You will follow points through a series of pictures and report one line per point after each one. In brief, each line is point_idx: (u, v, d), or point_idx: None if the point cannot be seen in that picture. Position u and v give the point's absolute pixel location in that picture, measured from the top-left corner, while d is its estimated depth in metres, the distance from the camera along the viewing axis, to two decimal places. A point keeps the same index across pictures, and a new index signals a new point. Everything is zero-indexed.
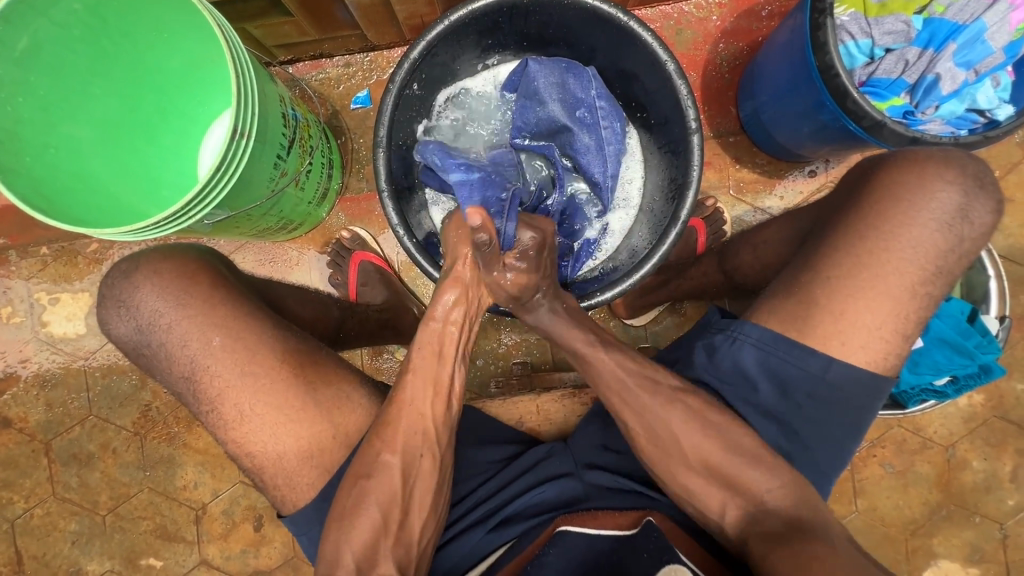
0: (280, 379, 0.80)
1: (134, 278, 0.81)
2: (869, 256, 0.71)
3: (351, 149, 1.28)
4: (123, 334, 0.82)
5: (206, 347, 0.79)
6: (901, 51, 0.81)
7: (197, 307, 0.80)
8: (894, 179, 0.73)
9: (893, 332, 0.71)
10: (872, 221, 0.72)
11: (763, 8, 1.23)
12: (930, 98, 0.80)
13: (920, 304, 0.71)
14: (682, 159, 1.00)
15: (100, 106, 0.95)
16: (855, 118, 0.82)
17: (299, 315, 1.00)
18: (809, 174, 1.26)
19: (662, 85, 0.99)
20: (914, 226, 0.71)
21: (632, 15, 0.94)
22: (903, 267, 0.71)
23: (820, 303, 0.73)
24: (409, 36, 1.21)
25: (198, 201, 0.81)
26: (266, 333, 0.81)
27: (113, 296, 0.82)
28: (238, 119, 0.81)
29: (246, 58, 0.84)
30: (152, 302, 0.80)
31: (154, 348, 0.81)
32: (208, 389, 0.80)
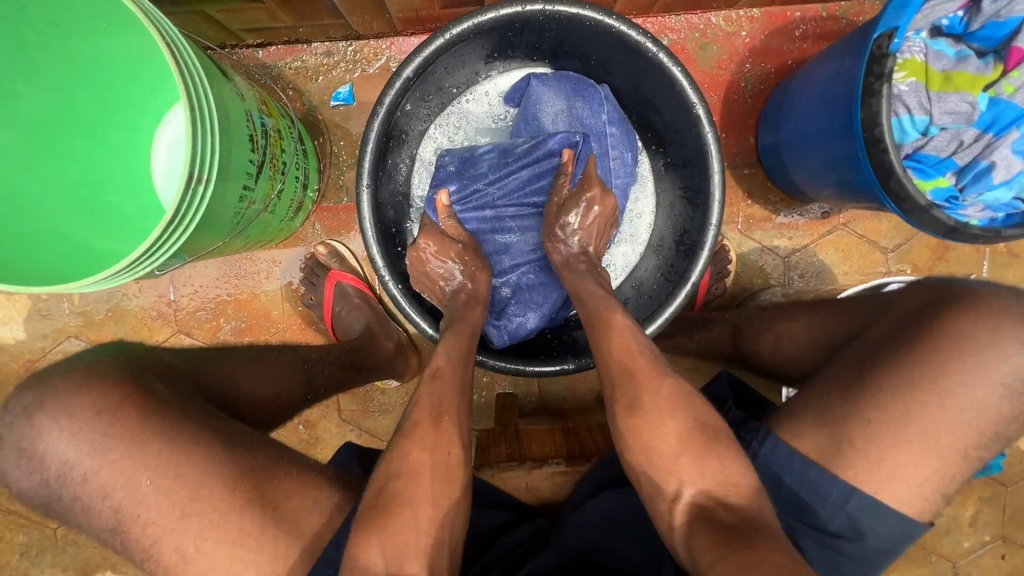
0: (227, 512, 0.66)
1: (37, 420, 0.68)
2: (921, 409, 0.62)
3: (330, 152, 1.13)
4: (28, 490, 0.70)
5: (135, 494, 0.67)
6: (957, 129, 0.73)
7: (118, 448, 0.67)
8: (962, 328, 0.63)
9: (934, 492, 0.64)
10: (931, 371, 0.63)
11: (797, 27, 1.11)
12: (979, 186, 0.73)
13: (969, 468, 0.63)
14: (699, 212, 0.90)
15: (29, 109, 0.81)
16: (896, 198, 0.74)
17: (256, 399, 0.85)
18: (821, 215, 1.19)
19: (686, 127, 0.88)
20: (978, 386, 0.62)
21: (662, 46, 0.82)
22: (959, 429, 0.62)
23: (855, 446, 0.64)
24: (400, 27, 1.05)
25: (149, 259, 0.68)
26: (207, 461, 0.68)
27: (12, 444, 0.69)
28: (194, 163, 0.67)
29: (200, 80, 0.69)
30: (62, 452, 0.67)
31: (65, 503, 0.69)
32: (140, 539, 0.67)
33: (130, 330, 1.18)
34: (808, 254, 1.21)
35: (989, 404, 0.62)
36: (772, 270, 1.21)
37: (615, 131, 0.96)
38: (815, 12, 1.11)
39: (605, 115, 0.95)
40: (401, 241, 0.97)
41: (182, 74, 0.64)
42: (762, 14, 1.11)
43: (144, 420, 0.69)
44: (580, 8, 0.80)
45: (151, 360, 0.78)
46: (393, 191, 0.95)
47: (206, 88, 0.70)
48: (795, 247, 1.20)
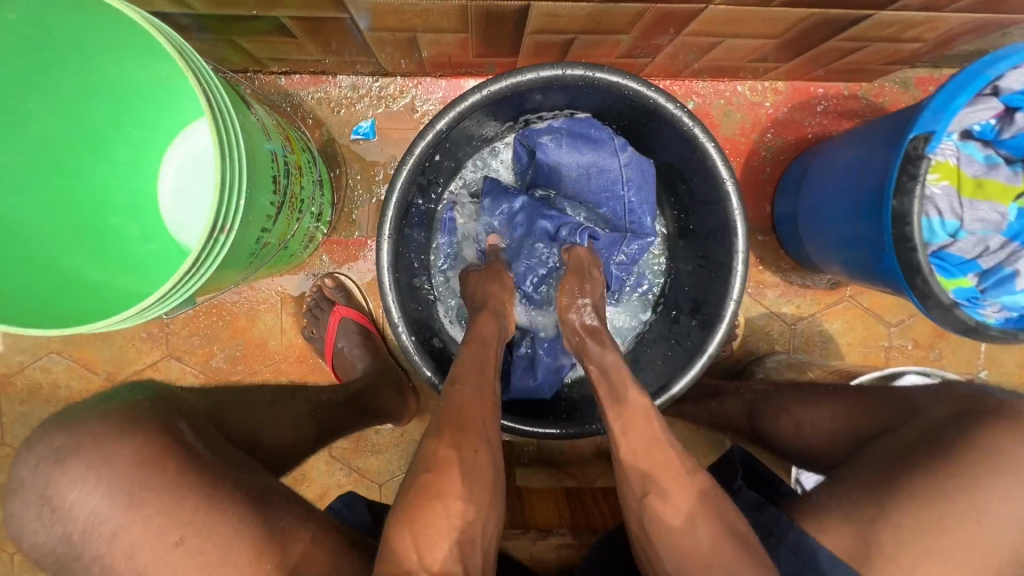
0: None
1: (68, 470, 0.62)
2: (956, 521, 0.56)
3: (345, 185, 1.11)
4: (42, 548, 0.63)
5: (162, 558, 0.60)
6: (984, 236, 0.73)
7: (156, 504, 0.61)
8: (991, 443, 0.57)
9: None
10: (967, 490, 0.56)
11: (819, 103, 1.13)
12: (1000, 291, 0.74)
13: None
14: (719, 284, 0.90)
15: (35, 125, 0.75)
16: (919, 295, 0.75)
17: (271, 443, 0.83)
18: (829, 286, 1.20)
19: (712, 200, 0.88)
20: (1018, 505, 0.55)
21: (697, 121, 0.82)
22: (996, 546, 0.55)
23: (885, 550, 0.57)
24: (431, 70, 1.03)
25: (162, 301, 0.65)
26: (242, 518, 0.63)
27: (35, 490, 0.62)
28: (218, 213, 0.65)
29: (234, 127, 0.68)
30: (90, 505, 0.61)
31: (84, 563, 0.62)
32: None
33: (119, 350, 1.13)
34: (815, 323, 1.21)
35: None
36: (779, 335, 1.21)
37: (631, 191, 0.93)
38: (837, 89, 1.13)
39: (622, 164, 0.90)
40: (416, 298, 0.96)
41: (214, 120, 0.62)
42: (786, 87, 1.13)
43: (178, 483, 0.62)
44: (622, 77, 0.80)
45: (176, 393, 0.75)
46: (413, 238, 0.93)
47: (238, 129, 0.69)
48: (802, 316, 1.21)
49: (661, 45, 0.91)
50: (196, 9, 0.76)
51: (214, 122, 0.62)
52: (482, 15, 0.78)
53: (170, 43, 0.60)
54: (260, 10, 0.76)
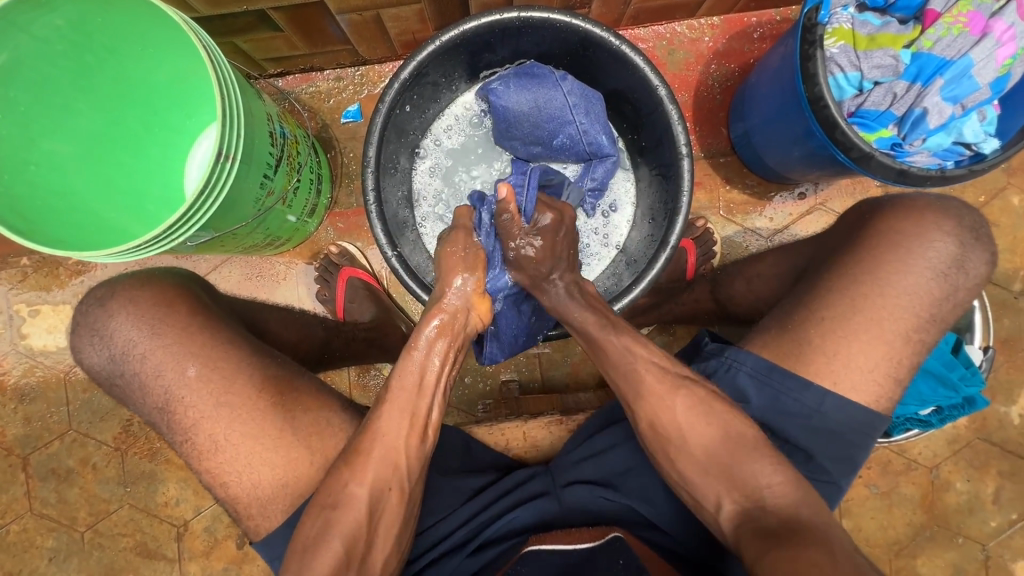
0: (255, 411, 0.78)
1: (108, 307, 0.80)
2: (863, 300, 0.70)
3: (340, 163, 1.26)
4: (96, 364, 0.81)
5: (181, 378, 0.78)
6: (889, 84, 0.81)
7: (174, 336, 0.79)
8: (890, 227, 0.73)
9: (886, 378, 0.70)
10: (871, 268, 0.71)
11: (755, 30, 1.24)
12: (918, 131, 0.81)
13: (914, 351, 0.70)
14: (672, 183, 0.99)
15: (83, 121, 0.94)
16: (844, 149, 0.82)
17: (281, 335, 1.04)
18: (798, 196, 1.26)
19: (653, 110, 0.99)
20: (908, 272, 0.70)
21: (623, 39, 0.94)
22: (899, 313, 0.70)
23: (813, 343, 0.72)
24: (401, 52, 1.20)
25: (181, 223, 0.79)
26: (245, 360, 0.81)
27: (88, 325, 0.81)
28: (223, 142, 0.79)
29: (231, 78, 0.81)
30: (126, 332, 0.79)
31: (127, 379, 0.80)
32: (182, 419, 0.78)
33: None
34: (791, 234, 1.27)
35: (923, 289, 0.70)
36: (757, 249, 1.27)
37: (581, 116, 1.03)
38: (769, 16, 1.24)
39: (566, 92, 1.01)
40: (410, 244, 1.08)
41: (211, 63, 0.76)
42: (722, 21, 1.24)
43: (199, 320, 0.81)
44: (550, 12, 0.93)
45: (203, 280, 0.91)
46: (398, 187, 1.06)
47: (236, 86, 0.83)
48: (777, 228, 1.27)
49: None
50: (199, 11, 0.94)
51: (214, 72, 0.77)
52: None
53: (179, 17, 0.77)
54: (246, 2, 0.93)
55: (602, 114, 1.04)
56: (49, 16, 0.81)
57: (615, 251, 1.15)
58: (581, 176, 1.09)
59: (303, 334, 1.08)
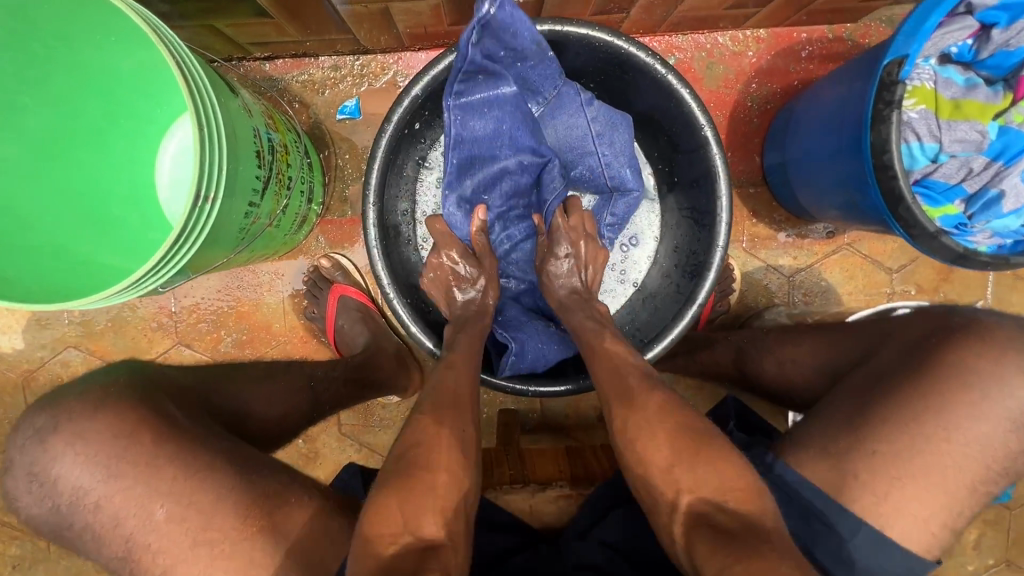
0: (238, 543, 0.66)
1: (49, 444, 0.67)
2: (927, 441, 0.63)
3: (334, 165, 1.13)
4: (37, 516, 0.68)
5: (148, 522, 0.66)
6: (966, 157, 0.73)
7: (133, 474, 0.66)
8: (965, 361, 0.64)
9: (941, 526, 0.63)
10: (938, 407, 0.64)
11: (803, 48, 1.12)
12: (988, 214, 0.73)
13: (977, 503, 0.64)
14: (705, 232, 0.90)
15: (33, 120, 0.80)
16: (904, 224, 0.74)
17: (264, 415, 0.83)
18: (826, 235, 1.19)
19: (692, 149, 0.88)
20: (983, 420, 0.63)
21: (671, 67, 0.82)
22: (965, 460, 0.63)
23: (860, 478, 0.64)
24: (408, 43, 1.05)
25: (153, 273, 0.67)
26: (220, 487, 0.68)
27: (24, 467, 0.68)
28: (200, 180, 0.66)
29: (208, 96, 0.67)
30: (74, 477, 0.66)
31: (78, 530, 0.68)
32: (150, 568, 0.67)
33: (131, 340, 1.16)
34: (813, 274, 1.20)
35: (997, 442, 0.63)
36: (777, 288, 1.20)
37: (603, 147, 0.92)
38: (821, 33, 1.11)
39: (590, 119, 0.90)
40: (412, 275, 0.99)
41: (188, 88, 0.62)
42: (769, 34, 1.11)
43: (151, 440, 0.68)
44: (590, 30, 0.80)
45: (168, 374, 0.78)
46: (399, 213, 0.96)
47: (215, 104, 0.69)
48: (800, 267, 1.20)
49: None
50: None
51: (190, 96, 0.63)
52: None
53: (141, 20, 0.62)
54: None
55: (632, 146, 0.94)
56: None
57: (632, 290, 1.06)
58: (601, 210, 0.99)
59: (290, 400, 0.87)
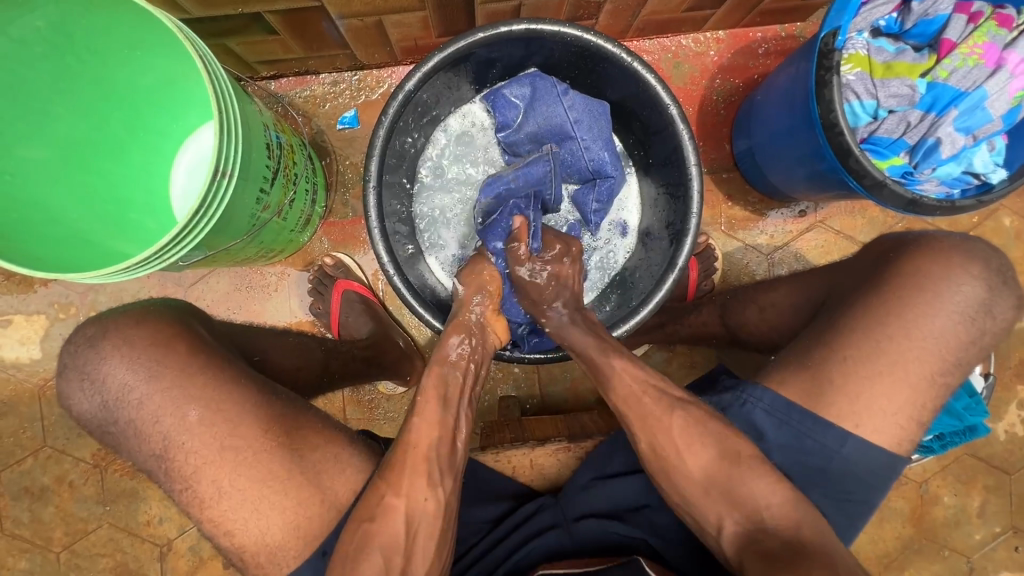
0: (261, 452, 0.72)
1: (100, 348, 0.73)
2: (890, 343, 0.68)
3: (336, 171, 1.22)
4: (86, 412, 0.74)
5: (181, 423, 0.72)
6: (904, 112, 0.81)
7: (171, 377, 0.72)
8: (917, 267, 0.70)
9: (909, 421, 0.68)
10: (893, 307, 0.69)
11: (760, 46, 1.23)
12: (929, 161, 0.81)
13: (937, 394, 0.68)
14: (681, 204, 0.97)
15: (63, 126, 0.89)
16: (857, 176, 0.82)
17: (280, 363, 0.96)
18: (798, 214, 1.26)
19: (663, 128, 0.97)
20: (936, 317, 0.68)
21: (636, 56, 0.91)
22: (924, 357, 0.68)
23: (835, 383, 0.69)
24: (401, 57, 1.15)
25: (174, 243, 0.72)
26: (249, 400, 0.74)
27: (75, 368, 0.74)
28: (219, 158, 0.72)
29: (228, 89, 0.75)
30: (119, 377, 0.72)
31: (120, 427, 0.73)
32: (182, 467, 0.72)
33: None
34: (790, 251, 1.27)
35: (949, 338, 0.68)
36: (757, 266, 1.27)
37: (582, 132, 1.01)
38: (774, 32, 1.23)
39: (567, 108, 1.00)
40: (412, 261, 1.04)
41: (211, 79, 0.70)
42: (727, 35, 1.23)
43: (166, 342, 0.74)
44: (561, 26, 0.90)
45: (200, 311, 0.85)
46: (396, 211, 1.01)
47: (233, 95, 0.76)
48: (777, 245, 1.27)
49: (600, 3, 1.03)
50: (191, 13, 0.89)
51: (212, 80, 0.71)
52: None
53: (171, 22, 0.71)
54: (243, 5, 0.88)
55: (608, 129, 1.03)
56: (28, 17, 0.76)
57: (618, 270, 1.12)
58: (585, 195, 1.07)
59: (303, 357, 1.01)
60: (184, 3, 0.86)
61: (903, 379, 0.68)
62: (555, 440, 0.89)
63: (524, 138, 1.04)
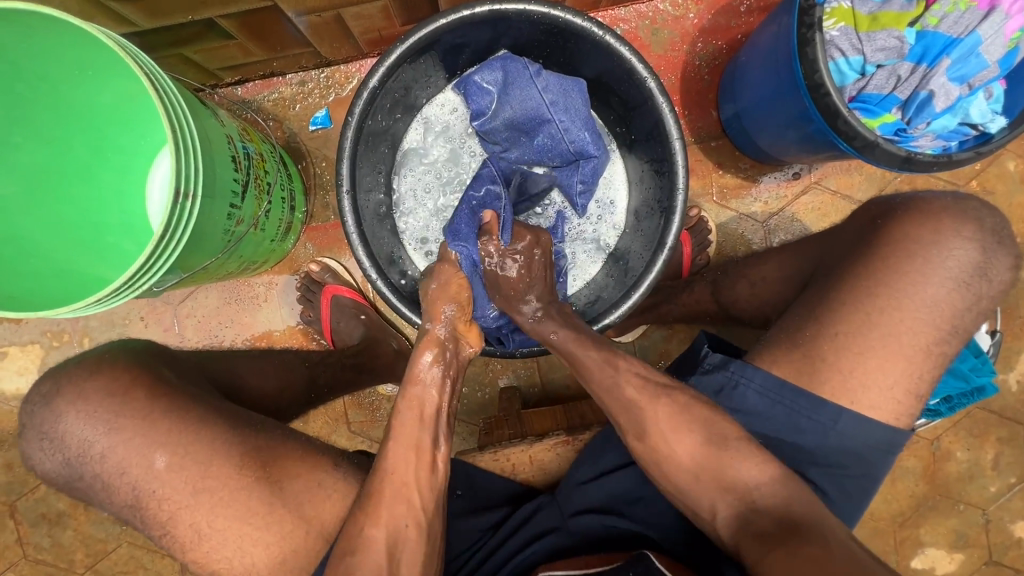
0: (238, 489, 0.72)
1: (54, 407, 0.73)
2: (881, 315, 0.66)
3: (313, 174, 1.19)
4: (49, 470, 0.74)
5: (149, 471, 0.71)
6: (893, 66, 0.77)
7: (132, 428, 0.72)
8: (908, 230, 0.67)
9: (907, 394, 0.66)
10: (881, 278, 0.67)
11: (741, 3, 1.17)
12: (923, 116, 0.76)
13: (934, 364, 0.66)
14: (667, 180, 0.94)
15: (25, 156, 0.87)
16: (847, 137, 0.78)
17: (257, 387, 0.92)
18: (792, 176, 1.22)
19: (642, 103, 0.93)
20: (928, 284, 0.65)
21: (607, 29, 0.87)
22: (919, 327, 0.65)
23: (827, 360, 0.67)
24: (367, 49, 1.11)
25: (143, 272, 0.71)
26: (219, 437, 0.74)
27: (34, 428, 0.74)
28: (179, 177, 0.70)
29: (180, 106, 0.72)
30: (79, 433, 0.72)
31: (87, 481, 0.73)
32: (157, 514, 0.73)
33: None
34: (786, 216, 1.23)
35: (942, 302, 0.65)
36: (753, 235, 1.23)
37: (560, 114, 0.97)
38: None
39: (541, 90, 0.95)
40: (397, 261, 1.02)
41: (160, 98, 0.67)
42: None
43: (127, 389, 0.73)
44: (527, 4, 0.85)
45: (164, 351, 0.83)
46: (375, 213, 0.98)
47: (186, 111, 0.73)
48: (773, 211, 1.23)
49: None
50: (140, 26, 0.85)
51: (160, 98, 0.68)
52: None
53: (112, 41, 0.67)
54: (192, 13, 0.84)
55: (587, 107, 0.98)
56: None
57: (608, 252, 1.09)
58: (568, 178, 1.03)
59: (284, 377, 0.97)
60: (132, 16, 0.82)
61: (898, 350, 0.65)
62: (553, 434, 0.88)
63: (500, 124, 1.00)
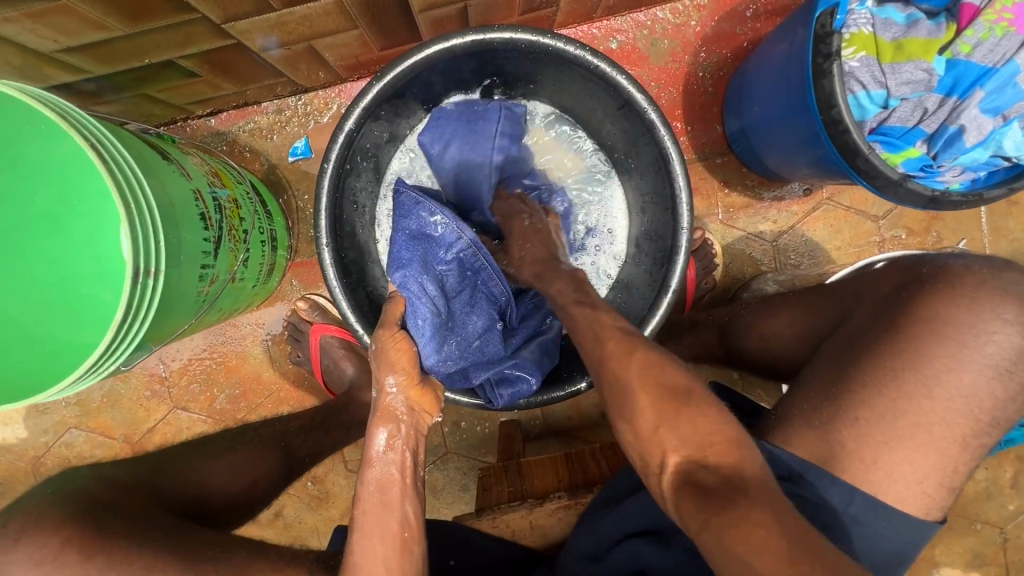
0: None
1: None
2: (907, 402, 0.60)
3: (295, 208, 1.13)
4: None
5: None
6: (919, 98, 0.71)
7: None
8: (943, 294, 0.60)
9: (937, 486, 0.61)
10: (914, 362, 0.60)
11: (748, 8, 1.08)
12: (950, 151, 0.70)
13: (971, 457, 0.60)
14: (668, 216, 0.87)
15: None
16: (867, 177, 0.71)
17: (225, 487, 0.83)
18: (803, 192, 1.15)
19: (642, 133, 0.85)
20: (963, 371, 0.59)
21: (601, 56, 0.79)
22: (953, 419, 0.60)
23: (848, 448, 0.61)
24: (346, 75, 1.04)
25: (106, 358, 0.66)
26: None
27: None
28: (136, 257, 0.64)
29: (133, 176, 0.65)
30: None
31: None
32: None
33: (128, 411, 1.17)
34: (797, 234, 1.16)
35: (982, 391, 0.59)
36: (762, 256, 1.17)
37: None
38: None
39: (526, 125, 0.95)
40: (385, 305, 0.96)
41: (109, 173, 0.61)
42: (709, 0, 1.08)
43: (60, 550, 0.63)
44: (513, 33, 0.78)
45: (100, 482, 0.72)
46: (359, 257, 0.92)
47: (141, 179, 0.67)
48: (782, 230, 1.16)
49: None
50: (93, 71, 0.78)
51: (110, 174, 0.62)
52: (361, 7, 0.79)
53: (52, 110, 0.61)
54: (149, 56, 0.77)
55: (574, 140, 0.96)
56: None
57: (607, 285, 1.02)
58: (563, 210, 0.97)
59: (255, 465, 0.87)
60: (82, 63, 0.75)
61: (927, 442, 0.60)
62: (554, 496, 0.84)
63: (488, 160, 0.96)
